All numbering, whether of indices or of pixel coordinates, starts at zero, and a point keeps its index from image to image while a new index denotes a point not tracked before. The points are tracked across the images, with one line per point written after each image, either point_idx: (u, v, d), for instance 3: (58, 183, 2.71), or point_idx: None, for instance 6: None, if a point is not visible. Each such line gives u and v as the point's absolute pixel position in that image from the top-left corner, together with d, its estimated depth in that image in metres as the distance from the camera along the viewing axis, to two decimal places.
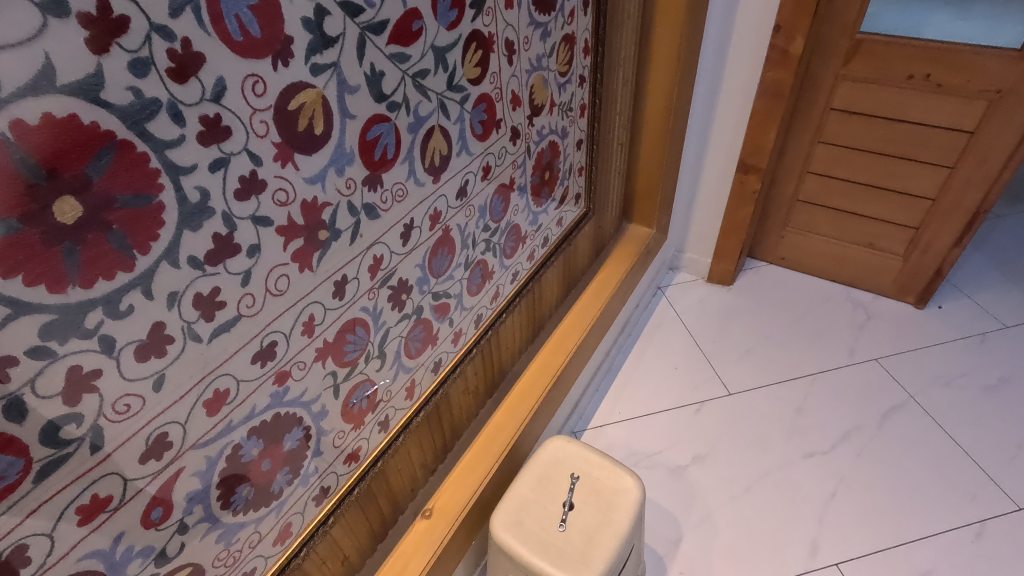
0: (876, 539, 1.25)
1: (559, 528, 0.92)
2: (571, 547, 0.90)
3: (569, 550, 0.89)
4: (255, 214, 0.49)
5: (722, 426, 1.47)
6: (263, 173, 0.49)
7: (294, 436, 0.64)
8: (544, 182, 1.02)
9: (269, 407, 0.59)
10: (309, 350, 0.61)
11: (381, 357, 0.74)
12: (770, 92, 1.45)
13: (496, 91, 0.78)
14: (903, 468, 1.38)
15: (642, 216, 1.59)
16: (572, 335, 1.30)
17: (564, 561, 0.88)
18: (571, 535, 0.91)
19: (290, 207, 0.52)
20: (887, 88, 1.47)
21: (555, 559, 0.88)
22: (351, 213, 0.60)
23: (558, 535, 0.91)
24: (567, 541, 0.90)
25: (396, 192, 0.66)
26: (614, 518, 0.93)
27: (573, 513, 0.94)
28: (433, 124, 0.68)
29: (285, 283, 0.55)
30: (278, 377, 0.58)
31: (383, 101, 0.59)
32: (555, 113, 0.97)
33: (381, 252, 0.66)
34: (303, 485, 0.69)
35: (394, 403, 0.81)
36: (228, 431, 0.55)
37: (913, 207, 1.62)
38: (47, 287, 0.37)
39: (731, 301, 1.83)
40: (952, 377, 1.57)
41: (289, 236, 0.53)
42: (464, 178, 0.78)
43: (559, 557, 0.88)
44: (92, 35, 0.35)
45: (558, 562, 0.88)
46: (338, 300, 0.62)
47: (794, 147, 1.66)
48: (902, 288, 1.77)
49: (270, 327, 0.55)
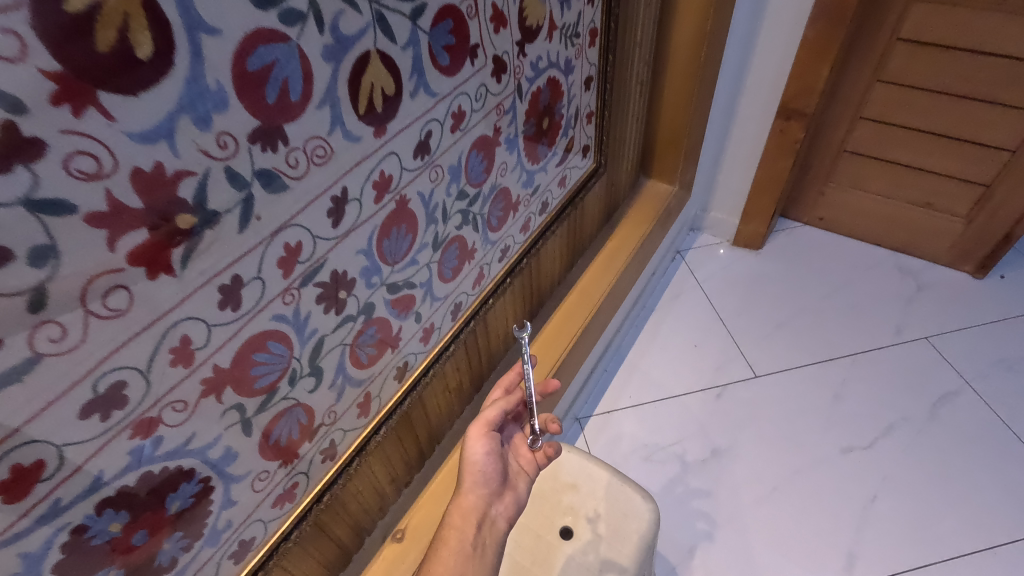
0: (922, 552, 1.08)
1: (482, 511, 0.62)
2: (496, 545, 0.62)
3: (467, 531, 0.60)
4: (31, 196, 0.30)
5: (746, 413, 1.30)
6: (31, 128, 0.29)
7: (185, 494, 0.47)
8: (542, 132, 0.80)
9: (129, 469, 0.41)
10: (192, 383, 0.43)
11: (316, 375, 0.56)
12: (826, 18, 1.18)
13: (467, 3, 0.55)
14: (957, 467, 1.19)
15: (663, 171, 1.36)
16: (577, 318, 1.10)
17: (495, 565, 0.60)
18: (520, 501, 0.66)
19: (110, 181, 0.33)
20: (971, 12, 1.19)
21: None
22: (235, 185, 0.40)
23: (465, 534, 0.60)
24: (489, 526, 0.62)
25: (314, 152, 0.45)
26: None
27: (525, 470, 0.69)
28: (368, 49, 0.46)
29: (124, 299, 0.36)
30: (139, 428, 0.41)
31: (272, 8, 0.37)
32: (555, 39, 0.73)
33: (298, 238, 0.47)
34: (212, 545, 0.52)
35: (343, 424, 0.63)
36: (59, 512, 0.38)
37: (987, 161, 1.36)
38: None
39: (758, 267, 1.62)
40: (1015, 361, 1.36)
41: (117, 229, 0.34)
42: (426, 129, 0.56)
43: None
44: None
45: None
46: (229, 311, 0.44)
47: (846, 87, 1.40)
48: (958, 256, 1.54)
49: (111, 361, 0.37)
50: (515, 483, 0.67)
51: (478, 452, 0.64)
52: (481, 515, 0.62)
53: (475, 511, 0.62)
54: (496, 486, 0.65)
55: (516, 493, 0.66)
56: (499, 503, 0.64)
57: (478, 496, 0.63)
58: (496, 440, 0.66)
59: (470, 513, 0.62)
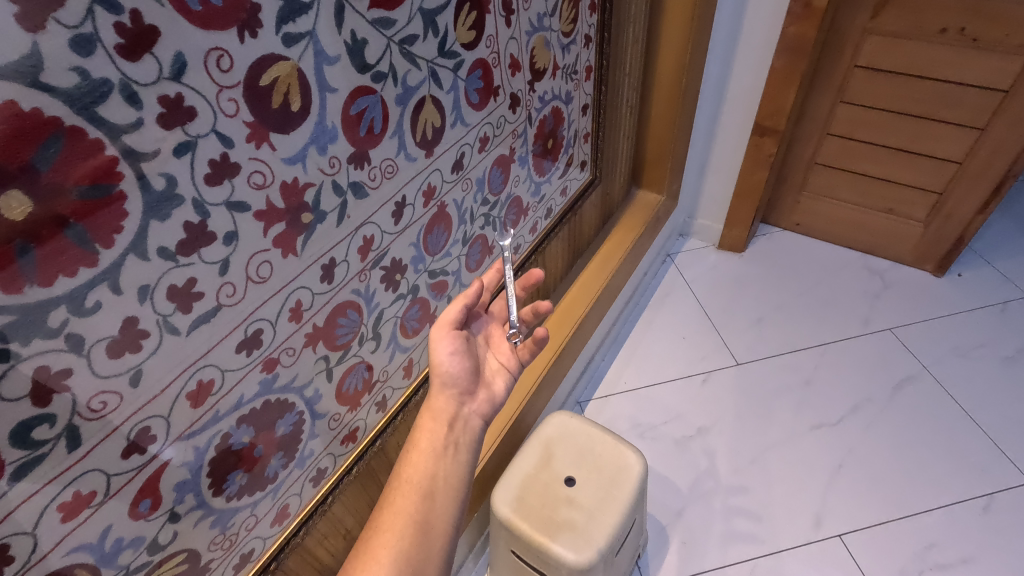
0: (881, 512, 1.24)
1: (452, 411, 0.64)
2: (472, 441, 0.64)
3: (438, 430, 0.62)
4: (230, 198, 0.46)
5: (729, 396, 1.46)
6: (235, 156, 0.45)
7: (287, 421, 0.63)
8: (547, 151, 0.97)
9: (257, 395, 0.57)
10: (299, 336, 0.59)
11: (376, 339, 0.72)
12: (790, 48, 1.36)
13: (492, 55, 0.72)
14: (915, 440, 1.35)
15: (652, 182, 1.53)
16: (577, 309, 1.27)
17: (473, 459, 0.63)
18: (493, 399, 0.68)
19: (268, 189, 0.49)
20: (917, 43, 1.37)
21: (414, 564, 0.55)
22: (337, 192, 0.57)
23: (437, 433, 0.62)
24: (461, 425, 0.64)
25: (386, 169, 0.62)
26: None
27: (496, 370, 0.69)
28: (424, 94, 0.63)
29: (267, 269, 0.53)
30: (266, 365, 0.57)
31: (367, 71, 0.55)
32: (558, 76, 0.91)
33: (371, 232, 0.64)
34: (299, 467, 0.68)
35: (392, 382, 0.80)
36: (216, 421, 0.54)
37: (939, 171, 1.54)
38: (2, 288, 0.35)
39: (741, 268, 1.79)
40: (968, 348, 1.52)
41: (269, 221, 0.51)
42: (460, 151, 0.73)
43: (420, 495, 0.58)
44: (22, 11, 0.31)
45: (436, 485, 0.59)
46: (326, 284, 0.60)
47: (814, 107, 1.58)
48: (920, 256, 1.71)
49: (255, 314, 0.53)
50: (485, 383, 0.68)
51: (447, 357, 0.65)
52: (453, 417, 0.64)
53: (446, 411, 0.64)
54: (466, 386, 0.66)
55: (488, 392, 0.67)
56: (472, 402, 0.66)
57: (446, 398, 0.65)
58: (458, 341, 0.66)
59: (440, 411, 0.64)
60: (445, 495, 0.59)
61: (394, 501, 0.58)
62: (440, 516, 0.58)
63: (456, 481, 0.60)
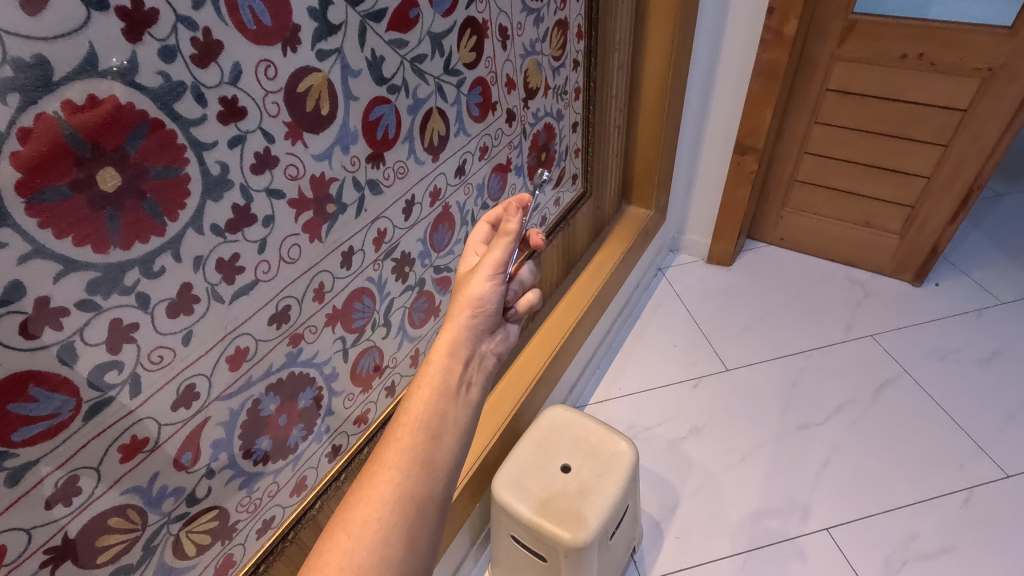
0: (866, 506, 1.29)
1: (470, 347, 0.61)
2: (484, 380, 0.61)
3: (453, 366, 0.60)
4: (269, 186, 0.55)
5: (719, 399, 1.52)
6: (275, 150, 0.54)
7: (307, 395, 0.70)
8: (541, 162, 1.06)
9: (284, 366, 0.65)
10: (320, 315, 0.67)
11: (387, 326, 0.80)
12: (764, 73, 1.48)
13: (491, 74, 0.82)
14: (897, 438, 1.41)
15: (641, 198, 1.63)
16: (571, 314, 1.35)
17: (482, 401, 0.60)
18: (506, 342, 0.65)
19: (300, 181, 0.58)
20: (880, 67, 1.49)
21: (416, 501, 0.54)
22: (356, 188, 0.65)
23: (451, 370, 0.59)
24: (477, 362, 0.61)
25: (398, 169, 0.71)
26: (558, 563, 0.95)
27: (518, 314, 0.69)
28: (431, 106, 0.73)
29: (297, 251, 0.60)
30: (292, 338, 0.64)
31: (383, 84, 0.64)
32: (549, 96, 1.01)
33: (385, 226, 0.72)
34: (316, 442, 0.75)
35: (400, 369, 0.87)
36: (248, 386, 0.61)
37: (909, 185, 1.64)
38: (93, 248, 0.43)
39: (728, 281, 1.87)
40: (946, 352, 1.59)
41: (300, 208, 0.59)
42: (462, 157, 0.83)
43: (428, 434, 0.56)
44: (128, 26, 0.40)
45: (444, 425, 0.57)
46: (345, 269, 0.68)
47: (791, 128, 1.69)
48: (898, 267, 1.80)
49: (284, 292, 0.61)
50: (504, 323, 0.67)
51: (481, 288, 0.64)
52: (470, 352, 0.61)
53: (463, 347, 0.61)
54: (489, 322, 0.64)
55: (505, 332, 0.66)
56: (489, 341, 0.63)
57: (466, 330, 0.62)
58: (497, 281, 0.65)
59: (459, 344, 0.61)
60: (451, 435, 0.57)
61: (399, 437, 0.56)
62: (444, 457, 0.56)
63: (464, 424, 0.58)
